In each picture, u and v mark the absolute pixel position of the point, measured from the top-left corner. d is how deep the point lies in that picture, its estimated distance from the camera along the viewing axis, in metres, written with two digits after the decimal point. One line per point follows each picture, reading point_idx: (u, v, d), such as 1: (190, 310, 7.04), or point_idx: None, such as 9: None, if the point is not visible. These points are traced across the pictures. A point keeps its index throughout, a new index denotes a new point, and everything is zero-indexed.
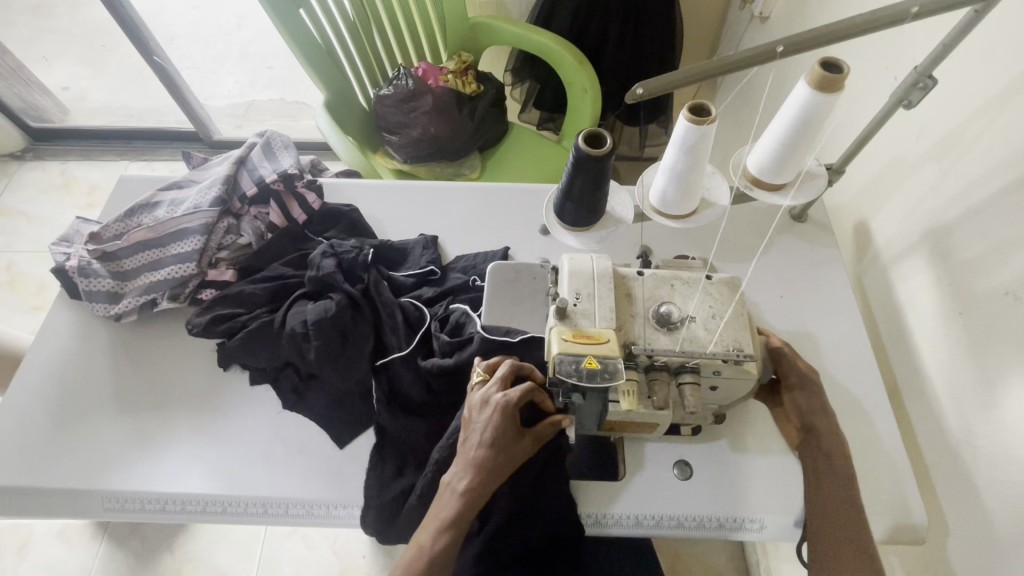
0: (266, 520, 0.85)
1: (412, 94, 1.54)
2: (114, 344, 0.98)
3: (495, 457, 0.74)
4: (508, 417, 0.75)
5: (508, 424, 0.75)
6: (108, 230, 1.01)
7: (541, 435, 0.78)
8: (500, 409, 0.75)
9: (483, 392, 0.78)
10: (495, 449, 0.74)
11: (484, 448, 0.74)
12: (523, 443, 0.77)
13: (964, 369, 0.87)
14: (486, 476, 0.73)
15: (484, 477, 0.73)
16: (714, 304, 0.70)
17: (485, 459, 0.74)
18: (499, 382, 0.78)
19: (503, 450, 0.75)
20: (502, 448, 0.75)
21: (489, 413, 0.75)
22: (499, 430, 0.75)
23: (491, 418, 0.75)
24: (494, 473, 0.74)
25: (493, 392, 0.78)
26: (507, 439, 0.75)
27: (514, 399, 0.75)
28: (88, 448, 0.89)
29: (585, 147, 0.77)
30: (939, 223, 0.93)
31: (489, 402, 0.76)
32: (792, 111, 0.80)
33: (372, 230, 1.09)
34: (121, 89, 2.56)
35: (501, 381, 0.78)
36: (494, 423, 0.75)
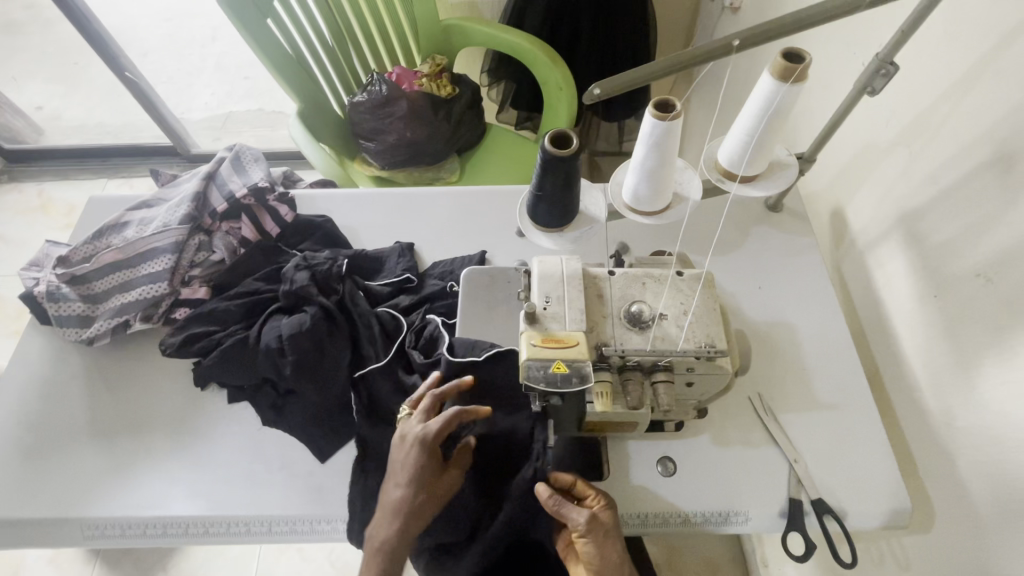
0: (250, 539, 0.84)
1: (386, 100, 1.54)
2: (88, 368, 0.96)
3: (418, 496, 0.76)
4: (428, 455, 0.76)
5: (428, 461, 0.76)
6: (77, 253, 0.99)
7: (464, 464, 0.81)
8: (420, 449, 0.76)
9: (404, 429, 0.79)
10: (417, 488, 0.76)
11: (405, 488, 0.76)
12: (447, 475, 0.80)
13: (940, 351, 0.88)
14: (411, 514, 0.75)
15: (410, 515, 0.75)
16: (685, 300, 0.70)
17: (408, 499, 0.75)
18: (420, 418, 0.79)
19: (426, 487, 0.76)
20: (423, 485, 0.76)
21: (410, 452, 0.77)
22: (417, 469, 0.76)
23: (409, 454, 0.77)
24: (419, 511, 0.76)
25: (414, 426, 0.79)
26: (429, 476, 0.77)
27: (432, 437, 0.76)
28: (65, 475, 0.88)
29: (551, 148, 0.77)
30: (912, 207, 0.94)
31: (409, 438, 0.78)
32: (756, 103, 0.80)
33: (348, 240, 1.09)
34: (96, 106, 2.53)
35: (421, 416, 0.79)
36: (412, 460, 0.76)
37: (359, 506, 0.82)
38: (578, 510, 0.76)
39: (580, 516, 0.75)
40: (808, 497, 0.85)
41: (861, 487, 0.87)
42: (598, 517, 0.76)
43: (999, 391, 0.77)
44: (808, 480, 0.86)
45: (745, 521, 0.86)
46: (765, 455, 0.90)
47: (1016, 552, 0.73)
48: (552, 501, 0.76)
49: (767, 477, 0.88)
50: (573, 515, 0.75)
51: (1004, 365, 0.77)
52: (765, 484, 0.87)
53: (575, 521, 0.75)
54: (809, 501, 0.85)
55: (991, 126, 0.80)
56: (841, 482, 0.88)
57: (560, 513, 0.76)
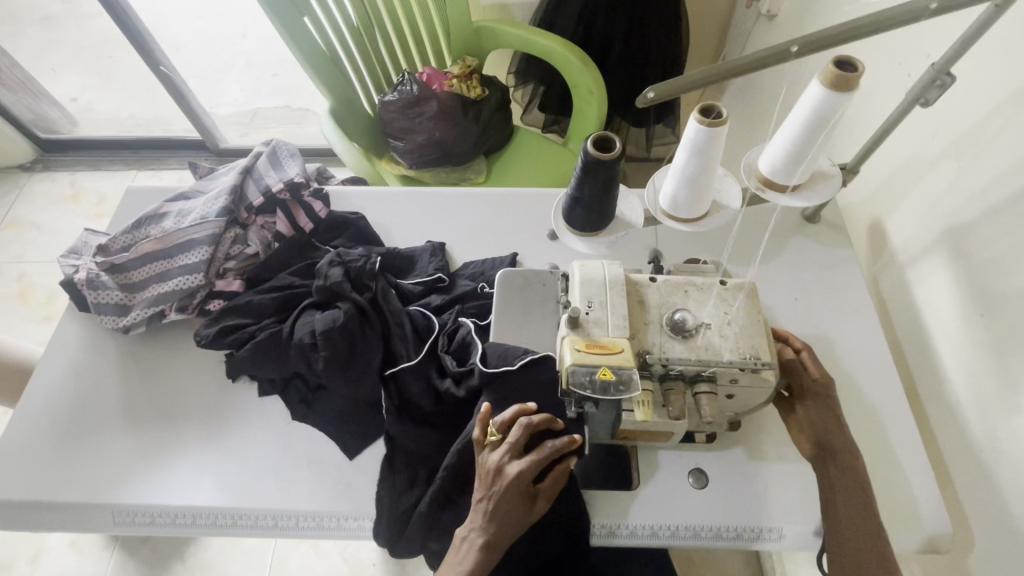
0: (278, 533, 0.85)
1: (416, 99, 1.54)
2: (123, 356, 0.97)
3: (506, 528, 0.72)
4: (521, 488, 0.72)
5: (522, 495, 0.72)
6: (116, 242, 1.01)
7: (553, 494, 0.75)
8: (514, 485, 0.71)
9: (496, 459, 0.73)
10: (504, 521, 0.72)
11: (496, 520, 0.72)
12: (537, 507, 0.75)
13: (986, 372, 0.85)
14: (497, 546, 0.72)
15: (495, 546, 0.72)
16: (729, 311, 0.69)
17: (496, 532, 0.72)
18: (512, 448, 0.73)
19: (515, 521, 0.73)
20: (514, 519, 0.72)
21: (502, 485, 0.72)
22: (510, 504, 0.72)
23: (503, 490, 0.72)
24: (506, 542, 0.73)
25: (505, 459, 0.73)
26: (521, 509, 0.73)
27: (527, 472, 0.72)
28: (98, 461, 0.89)
29: (593, 151, 0.76)
30: (959, 222, 0.91)
31: (502, 472, 0.72)
32: (805, 110, 0.78)
33: (380, 238, 1.08)
34: (128, 99, 2.58)
35: (513, 446, 0.73)
36: (505, 496, 0.71)
37: (387, 505, 0.82)
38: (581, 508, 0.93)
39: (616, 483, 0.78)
40: None
41: (899, 509, 0.85)
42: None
43: None
44: None
45: (778, 538, 0.84)
46: (799, 471, 0.87)
47: None
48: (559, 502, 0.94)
49: (801, 494, 0.86)
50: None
51: None
52: (800, 501, 0.85)
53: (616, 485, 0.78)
54: None
55: None
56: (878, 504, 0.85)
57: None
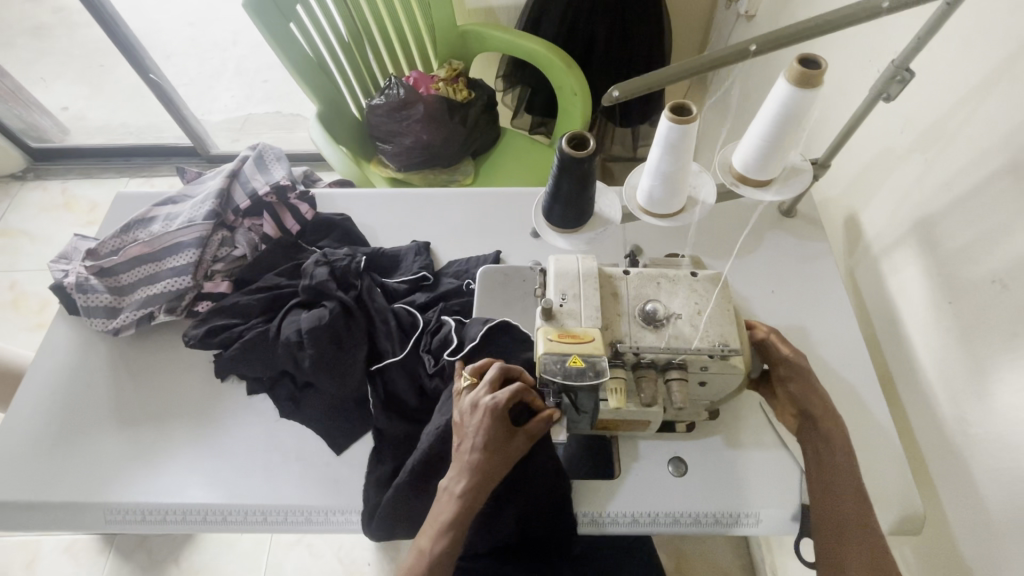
0: (267, 528, 0.86)
1: (403, 103, 1.57)
2: (114, 359, 0.99)
3: (490, 460, 0.74)
4: (498, 420, 0.73)
5: (499, 427, 0.74)
6: (105, 246, 1.03)
7: (535, 433, 0.76)
8: (489, 415, 0.73)
9: (471, 396, 0.76)
10: (485, 454, 0.73)
11: (477, 453, 0.73)
12: (517, 441, 0.75)
13: (955, 358, 0.88)
14: (481, 479, 0.74)
15: (480, 479, 0.74)
16: (700, 302, 0.71)
17: (479, 465, 0.73)
18: (487, 385, 0.76)
19: (496, 452, 0.74)
20: (495, 450, 0.74)
21: (478, 418, 0.74)
22: (488, 435, 0.73)
23: (480, 423, 0.73)
24: (489, 477, 0.74)
25: (482, 394, 0.75)
26: (499, 439, 0.74)
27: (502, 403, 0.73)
28: (90, 461, 0.90)
29: (568, 149, 0.78)
30: (927, 213, 0.94)
31: (478, 406, 0.74)
32: (773, 107, 0.81)
33: (366, 239, 1.11)
34: (119, 107, 2.59)
35: (488, 383, 0.76)
36: (483, 427, 0.73)
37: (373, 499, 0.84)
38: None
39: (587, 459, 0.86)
40: None
41: (873, 493, 0.87)
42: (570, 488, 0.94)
43: (1014, 398, 0.77)
44: None
45: (756, 523, 0.86)
46: (776, 458, 0.90)
47: None
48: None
49: (778, 480, 0.88)
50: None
51: (1020, 372, 0.77)
52: (776, 487, 0.87)
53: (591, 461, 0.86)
54: None
55: (1008, 133, 0.80)
56: None
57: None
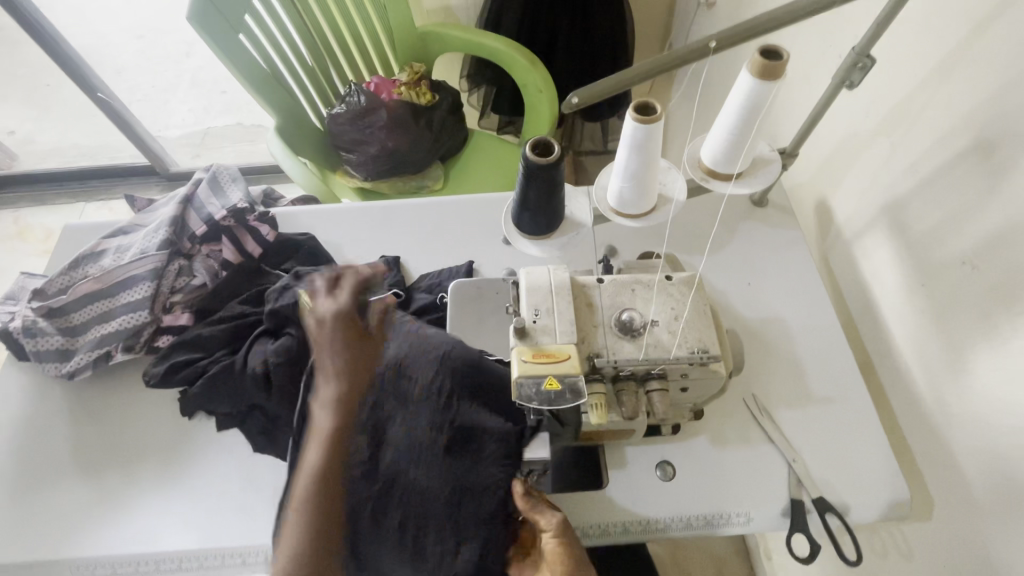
0: (245, 570, 0.83)
1: (365, 110, 1.53)
2: (70, 403, 0.94)
3: (327, 457, 0.66)
4: (332, 326, 0.71)
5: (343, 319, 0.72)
6: (53, 284, 0.97)
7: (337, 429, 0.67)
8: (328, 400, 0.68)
9: (314, 309, 0.73)
10: (347, 367, 0.70)
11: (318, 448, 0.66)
12: (371, 343, 0.73)
13: (931, 340, 0.88)
14: (326, 470, 0.65)
15: (323, 475, 0.65)
16: (675, 306, 0.69)
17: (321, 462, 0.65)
18: (320, 289, 0.75)
19: (325, 445, 0.67)
20: (328, 450, 0.66)
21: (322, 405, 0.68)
22: (341, 346, 0.71)
23: (322, 334, 0.71)
24: (325, 471, 0.65)
25: (321, 303, 0.73)
26: (352, 345, 0.71)
27: (338, 304, 0.73)
28: (50, 514, 0.85)
29: (532, 156, 0.76)
30: (895, 197, 0.94)
31: (319, 317, 0.72)
32: (737, 100, 0.79)
33: (332, 257, 1.07)
34: (69, 128, 2.47)
35: (326, 288, 0.75)
36: (328, 340, 0.70)
37: None
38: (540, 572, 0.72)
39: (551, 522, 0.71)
40: (809, 497, 0.85)
41: (861, 481, 0.87)
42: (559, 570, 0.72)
43: (991, 378, 0.77)
44: (808, 478, 0.86)
45: (746, 521, 0.85)
46: (762, 453, 0.89)
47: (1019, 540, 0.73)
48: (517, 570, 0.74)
49: (765, 476, 0.87)
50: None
51: (995, 352, 0.77)
52: (763, 484, 0.87)
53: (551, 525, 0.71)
54: (810, 500, 0.85)
55: (970, 114, 0.80)
56: (839, 477, 0.87)
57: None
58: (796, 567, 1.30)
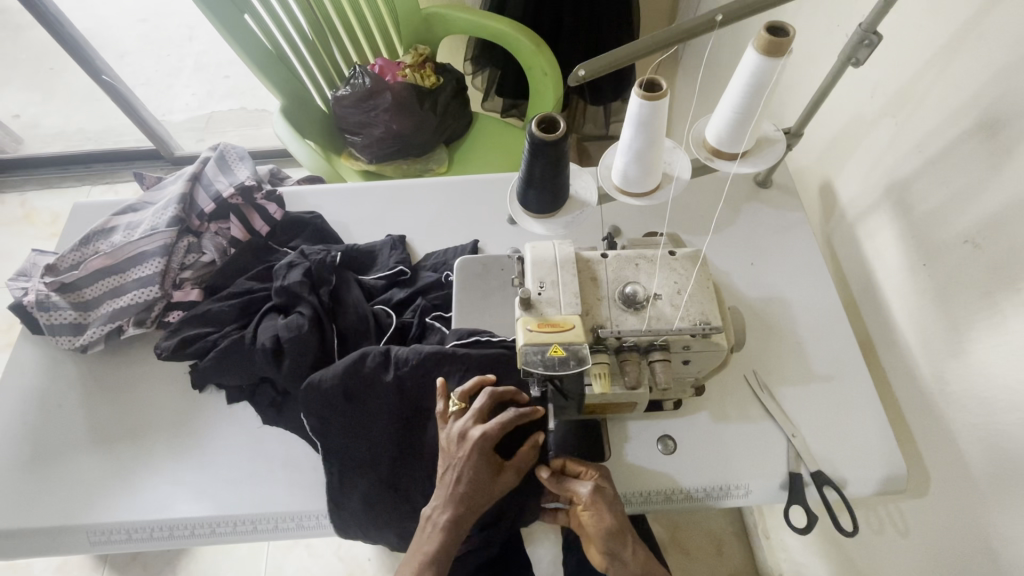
0: (257, 536, 0.85)
1: (370, 92, 1.51)
2: (84, 376, 0.96)
3: (473, 498, 0.74)
4: (484, 452, 0.75)
5: (486, 457, 0.75)
6: (65, 260, 0.98)
7: (524, 466, 0.77)
8: (475, 449, 0.74)
9: (459, 426, 0.76)
10: (472, 488, 0.74)
11: (462, 487, 0.74)
12: (505, 475, 0.77)
13: (931, 319, 0.89)
14: (467, 511, 0.74)
15: (463, 513, 0.74)
16: (679, 281, 0.70)
17: (463, 499, 0.74)
18: (476, 414, 0.76)
19: (482, 487, 0.75)
20: (480, 486, 0.74)
21: (467, 450, 0.75)
22: (475, 468, 0.74)
23: (464, 458, 0.74)
24: (473, 511, 0.75)
25: (470, 426, 0.76)
26: (485, 475, 0.75)
27: (489, 435, 0.74)
28: (65, 483, 0.87)
29: (538, 132, 0.77)
30: (899, 177, 0.95)
31: (468, 438, 0.75)
32: (743, 78, 0.80)
33: (339, 235, 1.08)
34: (74, 112, 2.48)
35: (478, 413, 0.76)
36: (470, 462, 0.74)
37: (365, 503, 0.83)
38: (584, 483, 0.79)
39: (584, 487, 0.78)
40: (807, 471, 0.86)
41: (860, 457, 0.88)
42: (601, 488, 0.79)
43: (989, 355, 0.79)
44: (807, 454, 0.87)
45: (745, 494, 0.87)
46: (762, 428, 0.91)
47: (1012, 511, 0.75)
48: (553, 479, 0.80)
49: (763, 451, 0.89)
50: (577, 489, 0.78)
51: (993, 329, 0.78)
52: (762, 458, 0.88)
53: (579, 494, 0.78)
54: (809, 474, 0.86)
55: (973, 93, 0.80)
56: (838, 452, 0.89)
57: (563, 488, 0.79)
58: (797, 545, 1.32)
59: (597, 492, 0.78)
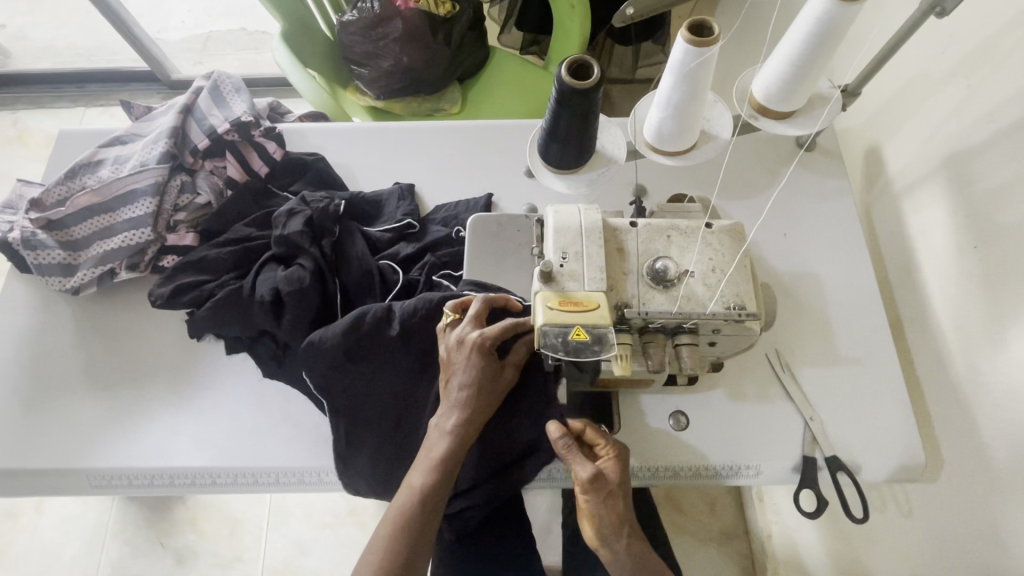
0: (258, 489, 0.84)
1: (379, 18, 1.37)
2: (77, 319, 0.92)
3: (479, 399, 0.72)
4: (486, 353, 0.72)
5: (488, 358, 0.72)
6: (50, 195, 0.92)
7: (520, 361, 0.75)
8: (476, 350, 0.71)
9: (456, 332, 0.74)
10: (479, 389, 0.71)
11: (467, 388, 0.71)
12: (506, 373, 0.75)
13: (975, 306, 0.83)
14: (474, 412, 0.71)
15: (471, 415, 0.71)
16: (715, 258, 0.64)
17: (470, 402, 0.71)
18: (473, 320, 0.74)
19: (486, 387, 0.72)
20: (484, 386, 0.72)
21: (467, 353, 0.72)
22: (478, 369, 0.72)
23: (467, 359, 0.72)
24: (480, 412, 0.72)
25: (468, 330, 0.73)
26: (489, 375, 0.73)
27: (490, 335, 0.72)
28: (64, 427, 0.85)
29: (569, 78, 0.67)
30: (962, 148, 0.85)
31: (466, 341, 0.72)
32: (807, 25, 0.69)
33: (343, 181, 1.00)
34: (65, 25, 2.32)
35: (474, 318, 0.74)
36: (474, 363, 0.71)
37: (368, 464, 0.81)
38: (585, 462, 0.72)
39: (585, 468, 0.71)
40: (822, 455, 0.84)
41: (878, 444, 0.85)
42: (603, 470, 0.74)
43: None
44: (824, 438, 0.84)
45: (755, 474, 0.85)
46: (778, 409, 0.87)
47: None
48: (563, 443, 0.74)
49: (780, 433, 0.86)
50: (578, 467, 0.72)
51: None
52: (778, 442, 0.86)
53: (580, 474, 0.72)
54: (823, 458, 0.84)
55: None
56: (856, 437, 0.86)
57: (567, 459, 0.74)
58: (791, 511, 1.34)
59: (597, 478, 0.71)
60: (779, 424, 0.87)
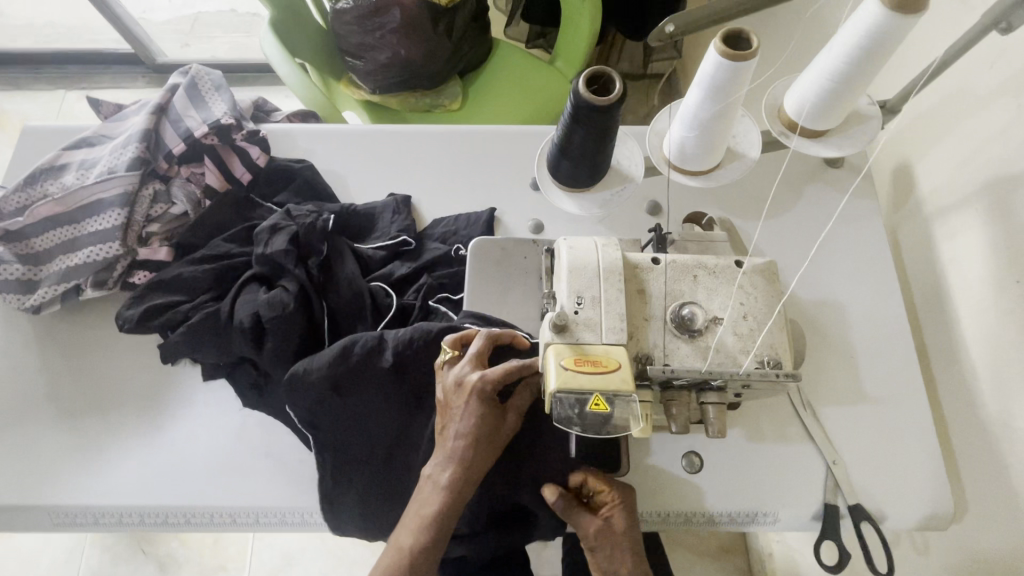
0: (236, 529, 0.78)
1: (375, 7, 1.26)
2: (39, 338, 0.84)
3: (478, 449, 0.65)
4: (487, 399, 0.65)
5: (489, 404, 0.66)
6: (7, 202, 0.84)
7: (525, 407, 0.69)
8: (477, 395, 0.65)
9: (455, 372, 0.67)
10: (479, 438, 0.65)
11: (465, 437, 0.65)
12: (508, 420, 0.68)
13: (1014, 347, 0.76)
14: (472, 464, 0.65)
15: (469, 468, 0.65)
16: (747, 305, 0.57)
17: (468, 452, 0.65)
18: (474, 360, 0.67)
19: (486, 436, 0.66)
20: (484, 435, 0.65)
21: (466, 398, 0.65)
22: (478, 416, 0.65)
23: (466, 406, 0.65)
24: (479, 464, 0.65)
25: (468, 371, 0.67)
26: (490, 423, 0.66)
27: (491, 379, 0.65)
28: (23, 459, 0.78)
29: (586, 91, 0.60)
30: (1007, 174, 0.78)
31: (466, 384, 0.65)
32: (853, 38, 0.62)
33: (333, 190, 0.92)
34: (43, 1, 2.19)
35: (475, 357, 0.67)
36: (473, 410, 0.64)
37: (356, 508, 0.74)
38: (589, 518, 0.70)
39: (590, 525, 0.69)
40: (844, 502, 0.78)
41: (904, 491, 0.79)
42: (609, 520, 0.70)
43: None
44: (846, 484, 0.78)
45: (773, 521, 0.80)
46: (798, 451, 0.82)
47: None
48: (560, 505, 0.70)
49: (799, 477, 0.80)
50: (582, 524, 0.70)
51: None
52: (798, 487, 0.80)
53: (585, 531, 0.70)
54: (845, 506, 0.78)
55: None
56: (880, 483, 0.80)
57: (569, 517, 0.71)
58: (796, 535, 1.29)
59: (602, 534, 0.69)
60: (798, 466, 0.81)
